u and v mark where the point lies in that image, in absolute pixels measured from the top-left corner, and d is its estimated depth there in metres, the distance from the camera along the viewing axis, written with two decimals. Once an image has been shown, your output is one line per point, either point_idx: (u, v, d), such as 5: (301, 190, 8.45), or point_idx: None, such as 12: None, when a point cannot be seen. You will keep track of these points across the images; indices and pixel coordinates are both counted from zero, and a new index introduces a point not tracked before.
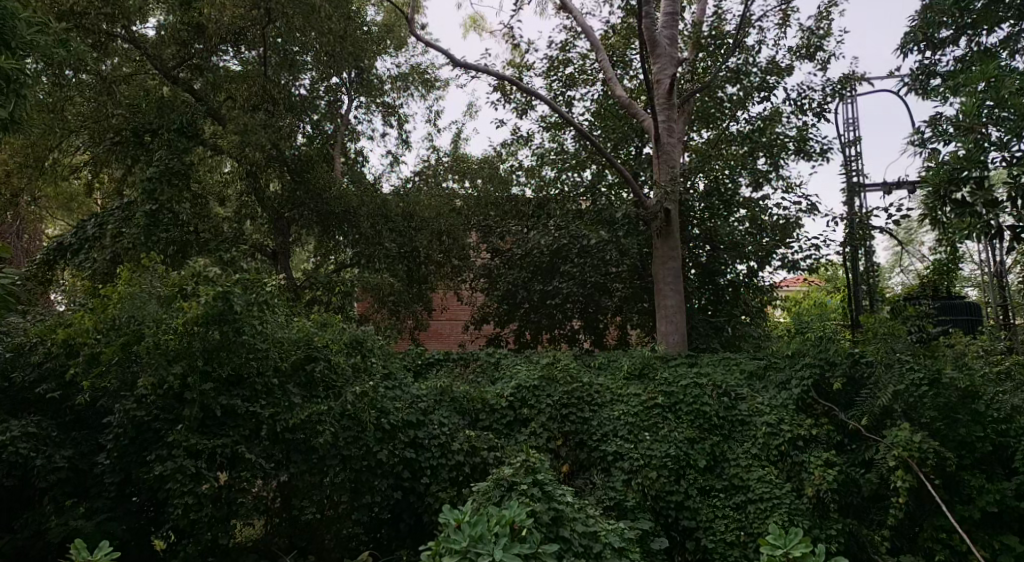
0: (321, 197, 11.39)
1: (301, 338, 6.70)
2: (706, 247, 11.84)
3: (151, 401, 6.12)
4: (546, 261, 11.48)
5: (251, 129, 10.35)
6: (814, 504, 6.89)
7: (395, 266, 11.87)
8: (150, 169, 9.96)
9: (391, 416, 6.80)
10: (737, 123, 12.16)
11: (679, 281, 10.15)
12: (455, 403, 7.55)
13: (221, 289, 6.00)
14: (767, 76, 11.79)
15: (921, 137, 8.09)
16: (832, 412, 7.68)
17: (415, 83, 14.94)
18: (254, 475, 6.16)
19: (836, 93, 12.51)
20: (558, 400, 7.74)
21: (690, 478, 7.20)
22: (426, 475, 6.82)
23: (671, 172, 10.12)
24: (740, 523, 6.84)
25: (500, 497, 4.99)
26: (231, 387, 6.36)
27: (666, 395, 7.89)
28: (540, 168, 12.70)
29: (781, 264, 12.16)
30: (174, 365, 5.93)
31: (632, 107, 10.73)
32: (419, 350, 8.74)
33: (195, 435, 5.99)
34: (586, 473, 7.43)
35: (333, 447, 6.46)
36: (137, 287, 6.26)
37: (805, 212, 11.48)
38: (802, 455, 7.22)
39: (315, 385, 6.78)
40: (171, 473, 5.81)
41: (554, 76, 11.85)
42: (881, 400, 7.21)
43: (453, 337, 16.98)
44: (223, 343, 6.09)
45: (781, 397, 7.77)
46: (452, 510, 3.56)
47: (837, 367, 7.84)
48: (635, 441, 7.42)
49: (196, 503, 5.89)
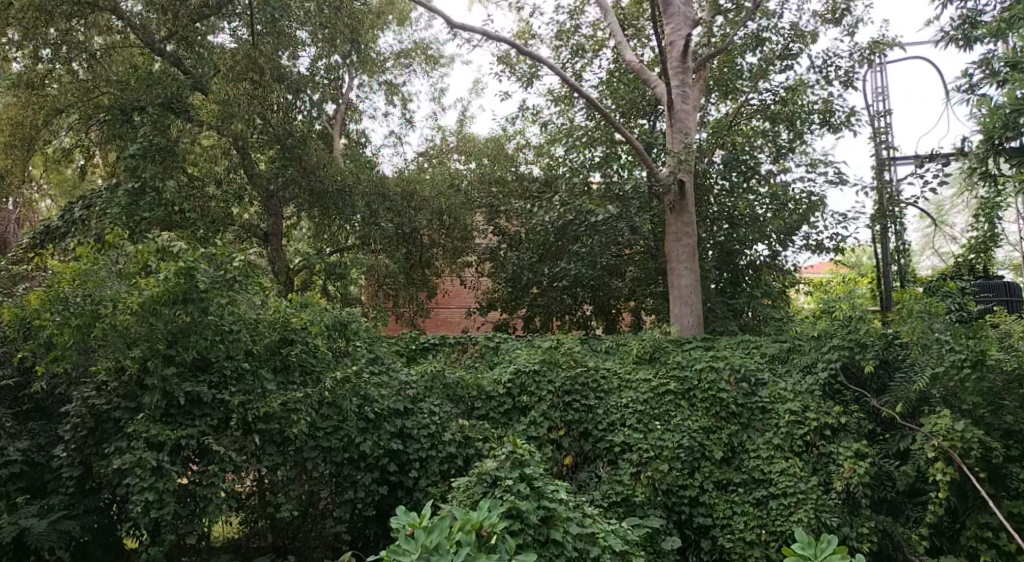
0: (312, 174, 10.59)
1: (277, 319, 6.19)
2: (725, 225, 11.03)
3: (113, 388, 5.64)
4: (553, 243, 10.86)
5: (240, 103, 9.57)
6: (844, 500, 6.28)
7: (395, 249, 11.39)
8: (132, 144, 9.33)
9: (375, 405, 6.24)
10: (759, 93, 11.32)
11: (693, 259, 9.47)
12: (448, 389, 6.97)
13: (185, 265, 5.48)
14: (791, 43, 11.09)
15: (971, 82, 7.35)
16: (862, 399, 6.99)
17: (419, 60, 14.41)
18: (225, 469, 5.61)
19: (864, 60, 11.70)
20: (559, 386, 7.12)
21: (705, 472, 6.59)
22: (414, 469, 6.28)
23: (685, 140, 9.40)
24: (760, 520, 6.22)
25: (483, 495, 4.42)
26: (198, 373, 5.83)
27: (679, 381, 7.24)
28: (549, 146, 12.08)
29: (805, 244, 11.43)
30: (133, 349, 5.46)
31: (643, 73, 10.02)
32: (413, 334, 8.17)
33: (158, 425, 5.47)
34: (592, 465, 6.81)
35: (310, 438, 5.95)
36: (99, 265, 5.76)
37: (830, 185, 10.70)
38: (829, 446, 6.59)
39: (291, 370, 6.25)
40: (129, 467, 5.27)
41: (562, 45, 11.14)
42: (915, 385, 6.53)
43: (453, 323, 16.36)
44: (189, 325, 5.57)
45: (805, 382, 7.13)
46: (408, 512, 3.02)
47: (868, 351, 7.05)
48: (645, 431, 6.79)
49: (158, 501, 5.33)
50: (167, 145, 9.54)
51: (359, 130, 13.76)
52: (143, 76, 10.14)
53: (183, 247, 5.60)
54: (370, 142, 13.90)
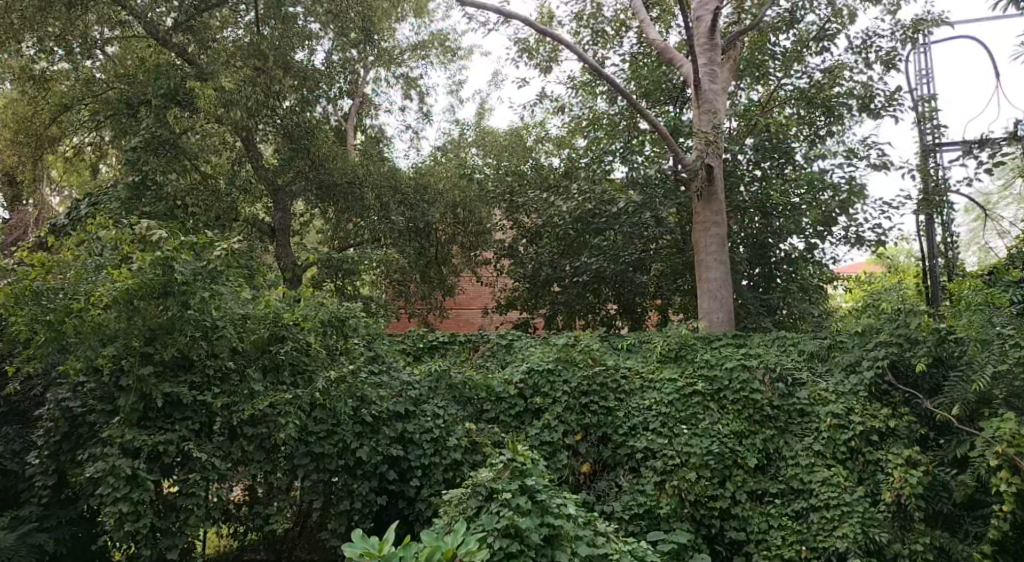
0: (323, 167, 10.23)
1: (266, 314, 5.64)
2: (757, 216, 10.35)
3: (89, 390, 5.24)
4: (573, 237, 10.30)
5: (245, 93, 9.20)
6: (893, 512, 5.63)
7: (407, 244, 10.95)
8: (133, 137, 8.98)
9: (373, 407, 5.74)
10: (794, 77, 10.65)
11: (723, 250, 8.80)
12: (455, 390, 6.44)
13: (162, 255, 5.02)
14: (828, 23, 10.39)
15: None
16: (913, 400, 6.29)
17: (437, 51, 13.98)
18: (207, 478, 5.14)
19: (906, 40, 10.93)
20: (576, 387, 6.52)
21: (737, 481, 5.99)
22: (416, 477, 5.80)
23: (714, 121, 8.75)
24: (800, 536, 5.63)
25: (478, 510, 3.90)
26: (178, 372, 5.34)
27: (707, 382, 6.61)
28: (571, 137, 11.55)
29: (843, 237, 10.69)
30: (108, 346, 5.01)
31: (668, 53, 9.39)
32: (421, 331, 7.68)
33: (134, 430, 5.03)
34: (611, 474, 6.25)
35: (301, 444, 5.49)
36: (77, 258, 5.39)
37: (873, 170, 9.93)
38: (876, 453, 5.93)
39: (281, 370, 5.75)
40: (102, 476, 4.84)
41: (583, 29, 10.59)
42: (974, 385, 5.81)
43: (474, 323, 15.92)
44: (168, 320, 5.11)
45: (848, 383, 6.45)
46: (355, 543, 3.01)
47: (920, 347, 6.33)
48: (670, 436, 6.18)
49: (133, 513, 4.89)
50: (170, 137, 9.16)
51: (375, 124, 13.40)
52: (149, 69, 9.83)
53: (161, 237, 5.13)
54: (387, 137, 13.50)
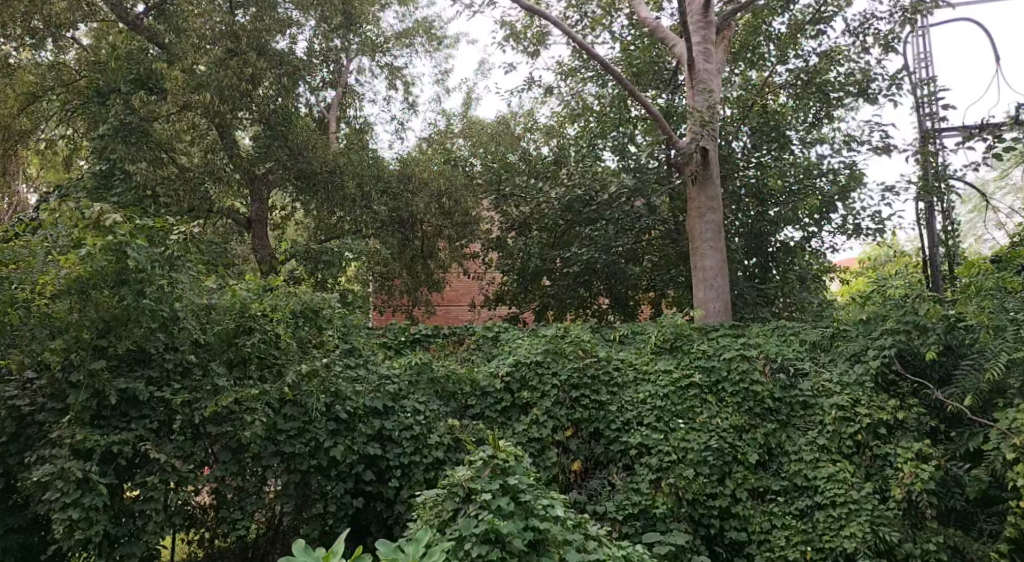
0: (301, 154, 10.00)
1: (231, 304, 5.25)
2: (753, 204, 10.01)
3: (39, 386, 4.82)
4: (563, 227, 9.94)
5: (219, 78, 8.82)
6: (904, 510, 5.28)
7: (387, 235, 10.58)
8: (102, 124, 8.59)
9: (348, 403, 5.35)
10: (789, 60, 10.30)
11: (719, 237, 8.44)
12: (437, 385, 6.05)
13: (115, 240, 4.59)
14: (824, 5, 10.06)
15: None
16: (922, 390, 5.94)
17: (423, 40, 13.59)
18: (167, 481, 4.73)
19: (904, 22, 10.61)
20: (565, 380, 6.13)
21: (736, 478, 5.65)
22: (394, 477, 5.43)
23: (710, 99, 8.37)
24: (806, 536, 5.28)
25: (455, 514, 3.55)
26: (136, 368, 4.93)
27: (705, 373, 6.24)
28: (561, 126, 11.19)
29: (841, 226, 10.35)
30: (55, 339, 4.57)
31: (660, 32, 8.99)
32: (402, 325, 7.30)
33: (85, 429, 4.61)
34: (604, 472, 5.90)
35: (270, 443, 5.11)
36: (27, 244, 5.00)
37: (873, 154, 9.59)
38: (885, 447, 5.59)
39: (248, 364, 5.32)
40: (49, 480, 4.40)
41: (572, 11, 10.23)
42: (987, 374, 5.49)
43: (462, 319, 15.55)
44: (123, 311, 4.66)
45: (854, 373, 6.09)
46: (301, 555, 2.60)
47: (930, 334, 5.97)
48: (666, 431, 5.82)
49: (84, 520, 4.47)
50: (140, 124, 8.76)
51: (358, 115, 13.01)
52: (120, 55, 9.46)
53: (115, 218, 4.67)
54: (370, 127, 13.10)
